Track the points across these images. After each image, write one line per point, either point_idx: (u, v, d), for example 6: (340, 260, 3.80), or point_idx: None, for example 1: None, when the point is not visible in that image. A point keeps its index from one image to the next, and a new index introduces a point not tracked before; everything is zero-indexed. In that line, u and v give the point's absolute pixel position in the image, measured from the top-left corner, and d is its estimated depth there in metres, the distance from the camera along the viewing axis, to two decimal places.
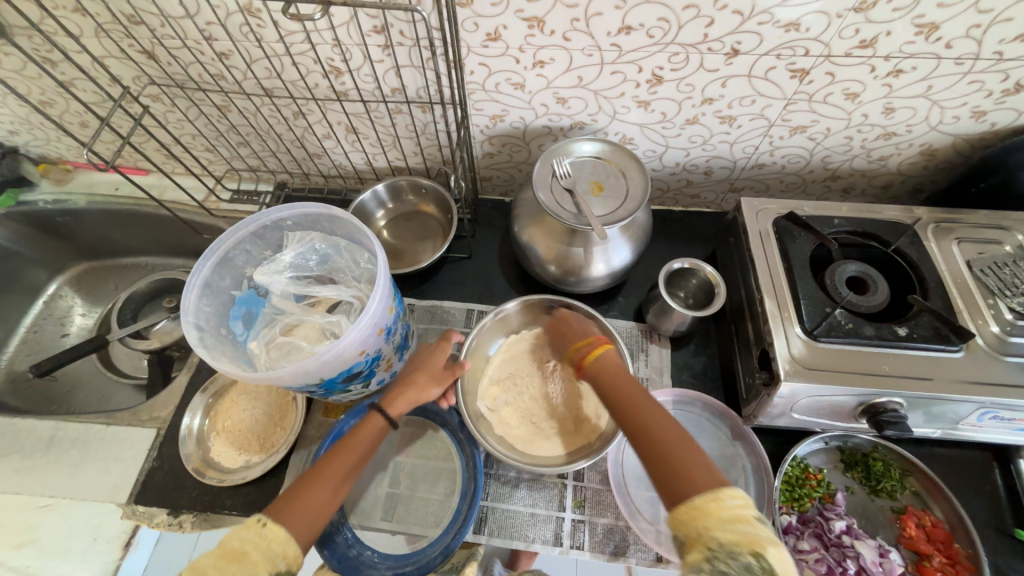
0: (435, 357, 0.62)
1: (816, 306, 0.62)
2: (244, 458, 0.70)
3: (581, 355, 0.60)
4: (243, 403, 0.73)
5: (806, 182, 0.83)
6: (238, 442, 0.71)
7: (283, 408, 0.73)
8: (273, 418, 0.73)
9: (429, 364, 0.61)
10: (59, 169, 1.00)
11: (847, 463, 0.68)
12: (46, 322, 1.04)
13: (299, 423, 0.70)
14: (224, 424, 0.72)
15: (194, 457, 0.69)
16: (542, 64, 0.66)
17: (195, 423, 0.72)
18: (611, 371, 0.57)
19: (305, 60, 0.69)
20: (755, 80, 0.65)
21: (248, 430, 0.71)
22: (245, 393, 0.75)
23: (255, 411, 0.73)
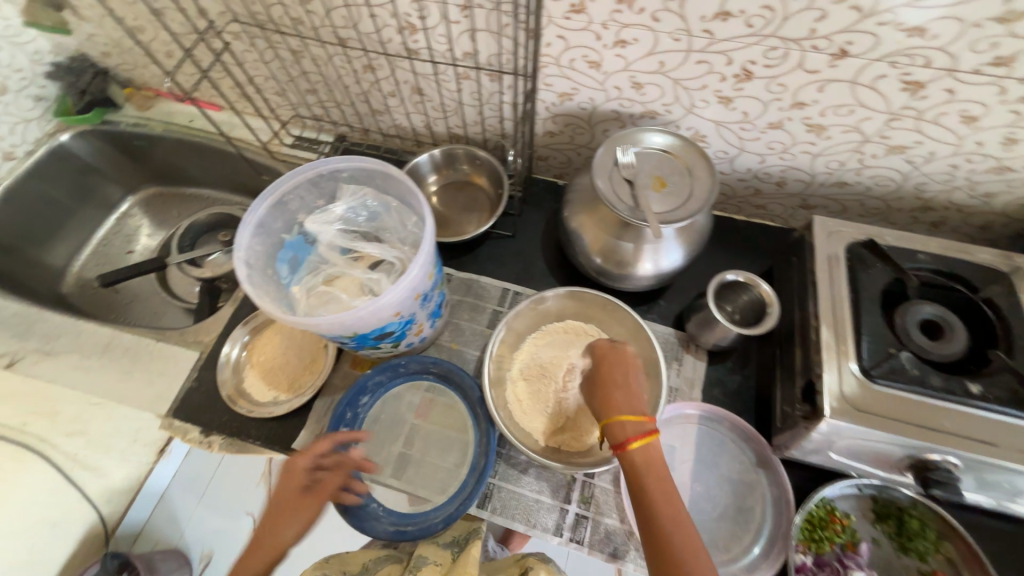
0: (281, 491, 0.56)
1: (879, 345, 0.57)
2: (273, 394, 0.73)
3: (625, 437, 0.53)
4: (279, 341, 0.76)
5: (890, 210, 0.76)
6: (270, 378, 0.74)
7: (314, 353, 0.76)
8: (303, 361, 0.75)
9: (287, 500, 0.55)
10: (143, 96, 1.06)
11: (878, 514, 0.63)
12: (115, 236, 1.12)
13: (328, 371, 0.73)
14: (259, 358, 0.76)
15: (228, 384, 0.73)
16: (623, 43, 0.62)
17: (233, 353, 0.76)
18: (654, 468, 0.51)
19: (382, 13, 0.68)
20: (858, 88, 0.59)
21: (279, 367, 0.74)
22: (281, 332, 0.78)
23: (289, 350, 0.76)
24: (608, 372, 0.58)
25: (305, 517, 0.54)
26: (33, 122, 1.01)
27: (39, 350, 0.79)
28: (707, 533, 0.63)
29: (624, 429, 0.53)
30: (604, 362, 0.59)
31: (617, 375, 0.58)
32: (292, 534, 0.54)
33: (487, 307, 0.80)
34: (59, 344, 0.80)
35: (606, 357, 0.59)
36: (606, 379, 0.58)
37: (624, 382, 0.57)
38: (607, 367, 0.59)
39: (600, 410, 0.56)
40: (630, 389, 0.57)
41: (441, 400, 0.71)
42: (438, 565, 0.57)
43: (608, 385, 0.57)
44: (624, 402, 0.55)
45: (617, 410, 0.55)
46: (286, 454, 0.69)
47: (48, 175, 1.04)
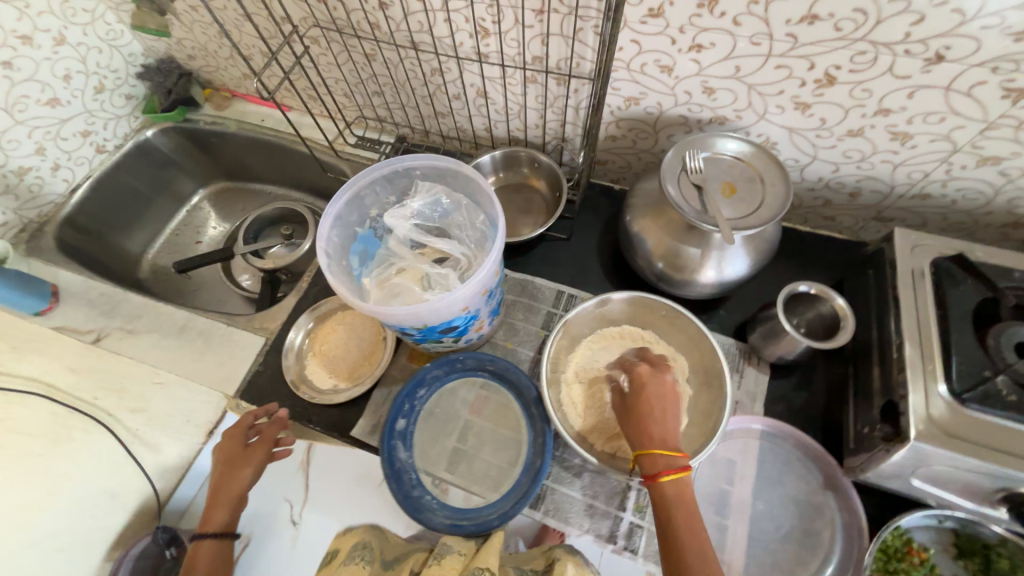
0: (228, 449, 0.66)
1: (971, 366, 0.54)
2: (333, 381, 0.76)
3: (656, 470, 0.53)
4: (341, 331, 0.78)
5: (976, 225, 0.71)
6: (330, 366, 0.77)
7: (374, 344, 0.78)
8: (362, 352, 0.78)
9: (227, 455, 0.66)
10: (220, 96, 1.13)
11: (961, 550, 0.59)
12: (186, 227, 1.20)
13: (386, 363, 0.75)
14: (320, 346, 0.79)
15: (292, 370, 0.77)
16: (699, 48, 0.61)
17: (297, 340, 0.79)
18: (685, 502, 0.52)
19: (457, 18, 0.70)
20: (953, 95, 0.56)
21: (339, 356, 0.77)
22: (343, 323, 0.80)
23: (350, 341, 0.79)
24: (647, 401, 0.57)
25: (253, 470, 0.65)
26: (124, 119, 1.09)
27: (124, 328, 0.86)
28: (770, 554, 0.61)
29: (657, 462, 0.54)
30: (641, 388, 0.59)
31: (655, 407, 0.57)
32: (245, 483, 0.64)
33: (542, 308, 0.80)
34: (141, 324, 0.86)
35: (643, 384, 0.59)
36: (640, 409, 0.57)
37: (661, 418, 0.56)
38: (647, 398, 0.57)
39: (635, 439, 0.56)
40: (668, 426, 0.56)
41: (496, 398, 0.72)
42: (462, 555, 0.58)
43: (642, 412, 0.57)
44: (660, 434, 0.55)
45: (654, 442, 0.55)
46: (345, 441, 0.72)
47: (133, 168, 1.12)
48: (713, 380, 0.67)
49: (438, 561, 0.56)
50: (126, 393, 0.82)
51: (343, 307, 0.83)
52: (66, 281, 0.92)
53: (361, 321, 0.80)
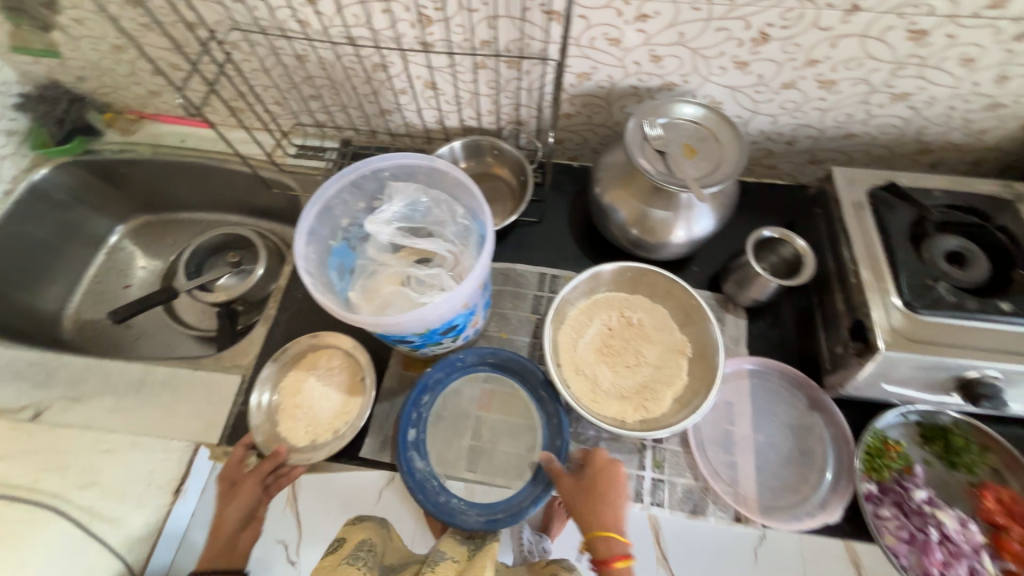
0: (223, 484, 0.66)
1: (917, 278, 0.61)
2: (311, 438, 0.70)
3: (607, 553, 0.53)
4: (313, 382, 0.72)
5: (893, 155, 0.81)
6: (305, 419, 0.71)
7: (351, 391, 0.73)
8: (340, 399, 0.72)
9: (223, 490, 0.65)
10: (125, 119, 1.00)
11: (926, 437, 0.68)
12: (109, 272, 1.06)
13: (365, 416, 0.70)
14: (291, 397, 0.72)
15: (261, 430, 0.70)
16: (644, 18, 0.64)
17: (263, 399, 0.72)
18: None
19: (397, 8, 0.67)
20: (868, 41, 0.62)
21: (314, 409, 0.71)
22: (315, 369, 0.74)
23: (325, 389, 0.73)
24: (602, 486, 0.58)
25: (245, 498, 0.64)
26: (8, 159, 0.94)
27: (66, 395, 0.76)
28: (776, 479, 0.67)
29: (606, 544, 0.54)
30: (587, 477, 0.59)
31: (609, 490, 0.58)
32: (237, 513, 0.63)
33: (528, 293, 0.81)
34: (87, 387, 0.76)
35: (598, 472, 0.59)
36: (594, 490, 0.58)
37: (615, 503, 0.57)
38: (605, 482, 0.58)
39: (589, 522, 0.56)
40: (619, 509, 0.57)
41: (500, 390, 0.72)
42: (455, 561, 0.55)
43: (598, 499, 0.57)
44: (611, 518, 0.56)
45: (607, 525, 0.55)
46: (352, 464, 0.69)
47: (31, 215, 0.97)
48: (692, 313, 0.73)
49: (431, 569, 0.54)
50: (68, 469, 0.70)
51: (314, 347, 0.76)
52: None
53: (336, 360, 0.75)
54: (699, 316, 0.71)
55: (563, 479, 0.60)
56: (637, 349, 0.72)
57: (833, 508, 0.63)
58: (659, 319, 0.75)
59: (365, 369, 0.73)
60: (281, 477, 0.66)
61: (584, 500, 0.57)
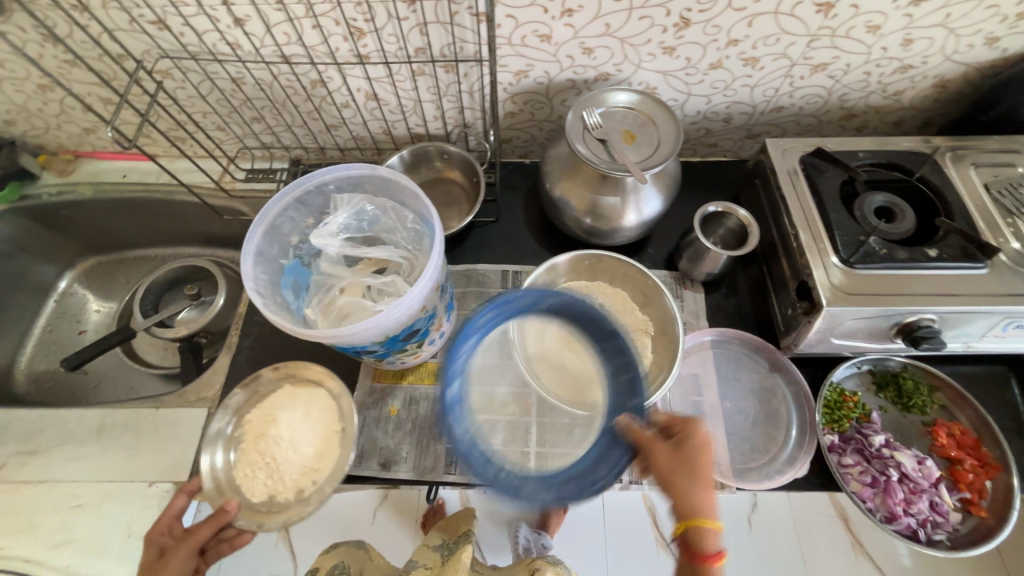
0: (149, 553, 0.58)
1: (850, 235, 0.65)
2: (268, 493, 0.64)
3: (706, 546, 0.45)
4: (282, 430, 0.67)
5: (822, 123, 0.85)
6: (266, 472, 0.65)
7: (321, 450, 0.67)
8: (310, 454, 0.66)
9: (144, 563, 0.57)
10: (61, 159, 0.96)
11: (879, 385, 0.72)
12: (61, 319, 1.02)
13: (331, 487, 0.63)
14: (255, 442, 0.67)
15: (212, 479, 0.65)
16: (570, 12, 0.65)
17: (218, 458, 0.66)
18: None
19: (327, 22, 0.67)
20: (781, 17, 0.66)
21: (280, 464, 0.65)
22: (288, 410, 0.68)
23: (293, 441, 0.66)
24: (698, 464, 0.49)
25: (179, 563, 0.56)
26: None
27: (22, 451, 0.73)
28: (746, 442, 0.69)
29: (707, 537, 0.46)
30: (688, 454, 0.49)
31: (712, 471, 0.49)
32: None
33: (491, 291, 0.81)
34: (44, 440, 0.73)
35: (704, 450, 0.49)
36: (697, 469, 0.48)
37: (713, 484, 0.48)
38: (692, 457, 0.49)
39: (682, 505, 0.47)
40: (718, 490, 0.48)
41: (474, 391, 0.72)
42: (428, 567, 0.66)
43: (696, 478, 0.48)
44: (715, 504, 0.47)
45: (710, 513, 0.47)
46: None
47: None
48: (651, 293, 0.75)
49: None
50: (38, 528, 0.69)
51: (294, 387, 0.71)
52: None
53: (314, 401, 0.69)
54: (658, 297, 0.74)
55: (657, 447, 0.50)
56: None
57: (800, 462, 0.66)
58: (620, 301, 0.76)
59: (346, 420, 0.68)
60: (222, 542, 0.62)
61: (681, 479, 0.48)
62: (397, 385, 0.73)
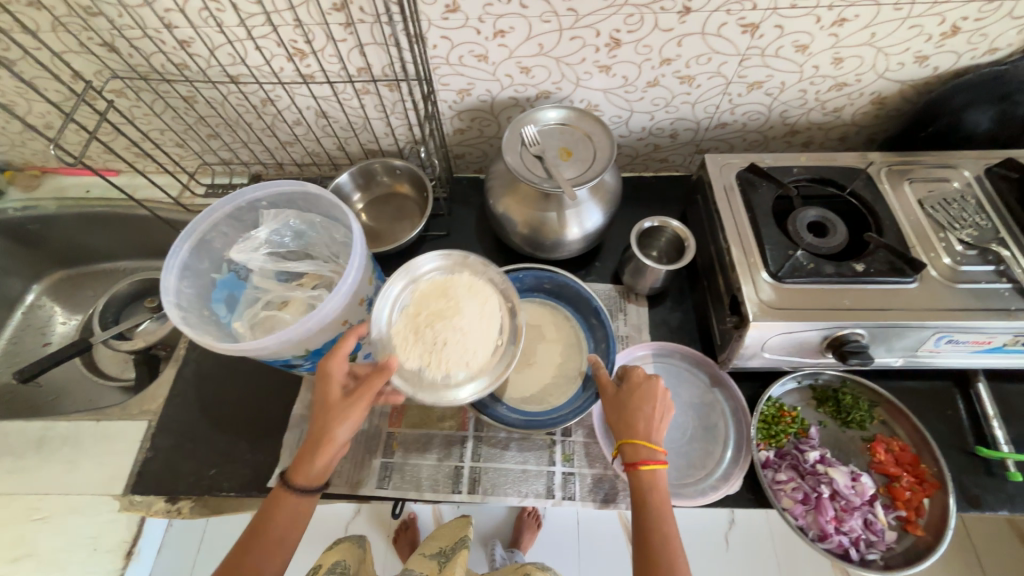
0: (320, 391, 0.53)
1: (780, 249, 0.66)
2: (449, 385, 0.55)
3: (635, 459, 0.54)
4: (454, 320, 0.57)
5: (767, 139, 0.86)
6: (431, 354, 0.56)
7: (478, 358, 0.57)
8: (479, 356, 0.57)
9: (324, 403, 0.53)
10: (27, 175, 0.99)
11: (819, 399, 0.71)
12: (27, 332, 1.04)
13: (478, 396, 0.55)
14: (430, 319, 0.58)
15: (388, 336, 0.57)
16: (502, 33, 0.67)
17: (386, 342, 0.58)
18: (660, 498, 0.53)
19: (268, 44, 0.69)
20: (708, 37, 0.67)
21: (446, 352, 0.56)
22: (468, 299, 0.60)
23: (466, 336, 0.57)
24: (640, 399, 0.57)
25: (352, 420, 0.52)
26: None
27: None
28: (683, 457, 0.68)
29: (638, 451, 0.54)
30: (625, 392, 0.59)
31: (645, 404, 0.57)
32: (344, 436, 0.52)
33: None
34: None
35: (637, 387, 0.58)
36: (628, 402, 0.57)
37: (652, 415, 0.56)
38: (637, 394, 0.57)
39: (620, 428, 0.57)
40: (656, 422, 0.56)
41: (412, 404, 0.73)
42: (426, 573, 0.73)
43: (636, 408, 0.56)
44: (644, 426, 0.55)
45: (638, 432, 0.55)
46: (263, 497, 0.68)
47: None
48: (587, 306, 0.74)
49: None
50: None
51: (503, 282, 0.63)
52: None
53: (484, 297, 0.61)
54: (595, 309, 0.73)
55: (606, 386, 0.60)
56: (537, 344, 0.73)
57: (734, 478, 0.65)
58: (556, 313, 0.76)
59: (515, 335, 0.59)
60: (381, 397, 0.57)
61: (621, 408, 0.57)
62: None
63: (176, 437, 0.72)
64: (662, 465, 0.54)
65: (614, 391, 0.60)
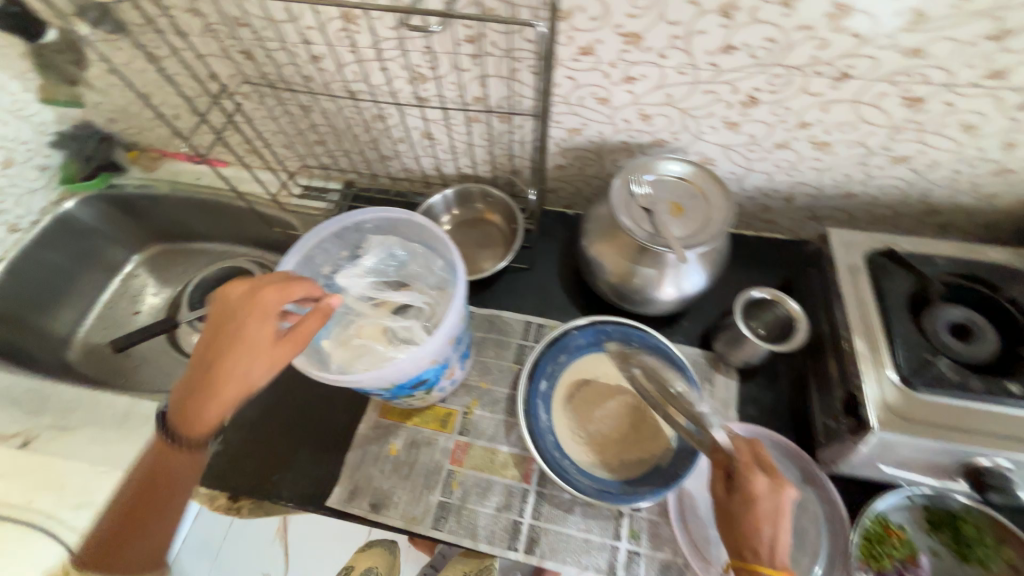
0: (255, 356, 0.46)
1: (915, 351, 0.58)
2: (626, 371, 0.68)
3: None
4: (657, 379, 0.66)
5: (897, 215, 0.78)
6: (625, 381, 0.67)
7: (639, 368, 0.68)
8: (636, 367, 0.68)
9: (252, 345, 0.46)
10: (148, 157, 1.05)
11: (933, 523, 0.61)
12: (121, 299, 1.09)
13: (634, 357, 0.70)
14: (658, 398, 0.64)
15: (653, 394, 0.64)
16: (631, 80, 0.64)
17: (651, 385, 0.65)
18: None
19: (393, 66, 0.69)
20: (860, 106, 0.61)
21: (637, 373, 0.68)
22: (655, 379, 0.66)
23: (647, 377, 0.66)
24: (756, 513, 0.48)
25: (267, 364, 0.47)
26: (38, 192, 1.00)
27: (55, 426, 0.77)
28: None
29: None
30: (735, 502, 0.50)
31: (764, 525, 0.48)
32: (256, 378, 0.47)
33: (512, 342, 0.79)
34: (76, 418, 0.78)
35: (755, 503, 0.48)
36: (738, 518, 0.49)
37: (772, 536, 0.48)
38: (756, 505, 0.48)
39: (732, 544, 0.49)
40: (781, 547, 0.47)
41: (477, 444, 0.70)
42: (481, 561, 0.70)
43: (755, 523, 0.48)
44: (768, 550, 0.47)
45: (761, 559, 0.47)
46: (321, 512, 0.68)
47: (54, 243, 1.02)
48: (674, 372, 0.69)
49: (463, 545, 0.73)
50: (66, 488, 0.73)
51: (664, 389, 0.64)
52: None
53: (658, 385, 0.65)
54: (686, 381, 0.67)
55: (715, 486, 0.53)
56: (616, 404, 0.68)
57: None
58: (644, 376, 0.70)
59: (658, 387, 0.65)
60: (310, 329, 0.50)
61: (736, 520, 0.49)
62: (403, 425, 0.73)
63: (244, 435, 0.73)
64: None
65: (722, 497, 0.52)
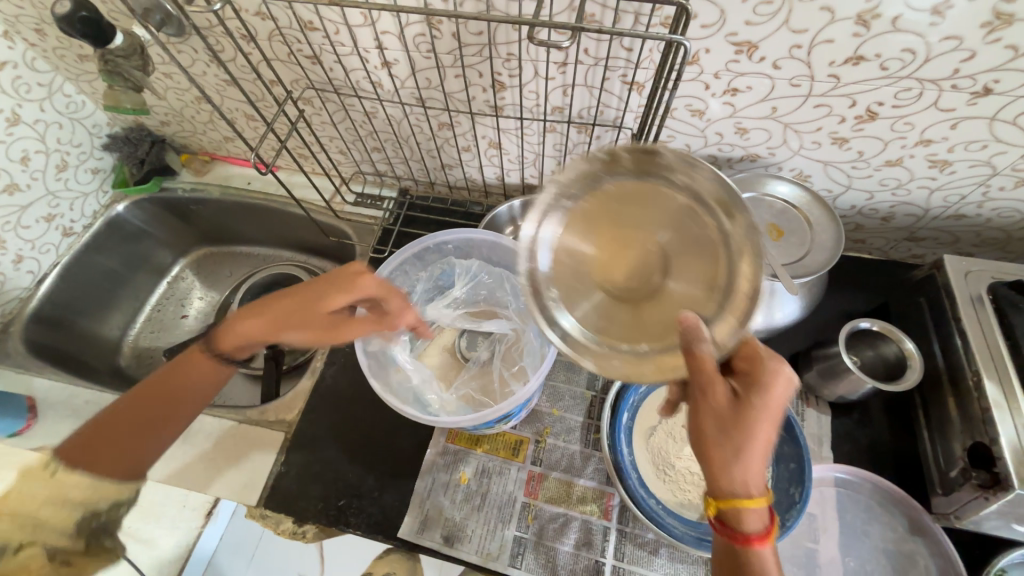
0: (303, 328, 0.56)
1: None
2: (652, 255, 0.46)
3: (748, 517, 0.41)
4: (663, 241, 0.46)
5: (1009, 240, 0.71)
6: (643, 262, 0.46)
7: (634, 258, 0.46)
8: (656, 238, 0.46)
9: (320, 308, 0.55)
10: (199, 160, 1.03)
11: None
12: (169, 302, 1.07)
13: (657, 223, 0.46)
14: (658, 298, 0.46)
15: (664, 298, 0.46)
16: (734, 91, 0.59)
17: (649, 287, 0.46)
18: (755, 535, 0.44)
19: (471, 73, 0.65)
20: (997, 124, 0.55)
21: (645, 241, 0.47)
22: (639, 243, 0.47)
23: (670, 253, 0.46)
24: (764, 418, 0.42)
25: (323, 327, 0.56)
26: (91, 195, 0.99)
27: None
28: None
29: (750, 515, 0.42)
30: (744, 409, 0.42)
31: (768, 428, 0.42)
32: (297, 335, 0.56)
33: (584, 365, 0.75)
34: None
35: (766, 403, 0.42)
36: (746, 426, 0.42)
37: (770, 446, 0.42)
38: (765, 405, 0.43)
39: (735, 462, 0.42)
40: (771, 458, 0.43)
41: (552, 475, 0.67)
42: None
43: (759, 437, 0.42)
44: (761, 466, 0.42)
45: (756, 477, 0.42)
46: (390, 543, 0.65)
47: (104, 247, 1.01)
48: None
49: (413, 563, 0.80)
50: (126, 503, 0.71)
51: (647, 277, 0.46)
52: (43, 391, 0.81)
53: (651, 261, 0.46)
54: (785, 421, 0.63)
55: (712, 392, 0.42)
56: None
57: None
58: None
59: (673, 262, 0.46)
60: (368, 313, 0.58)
61: (738, 436, 0.42)
62: (472, 451, 0.69)
63: (308, 457, 0.71)
64: (776, 528, 0.43)
65: (727, 405, 0.43)
